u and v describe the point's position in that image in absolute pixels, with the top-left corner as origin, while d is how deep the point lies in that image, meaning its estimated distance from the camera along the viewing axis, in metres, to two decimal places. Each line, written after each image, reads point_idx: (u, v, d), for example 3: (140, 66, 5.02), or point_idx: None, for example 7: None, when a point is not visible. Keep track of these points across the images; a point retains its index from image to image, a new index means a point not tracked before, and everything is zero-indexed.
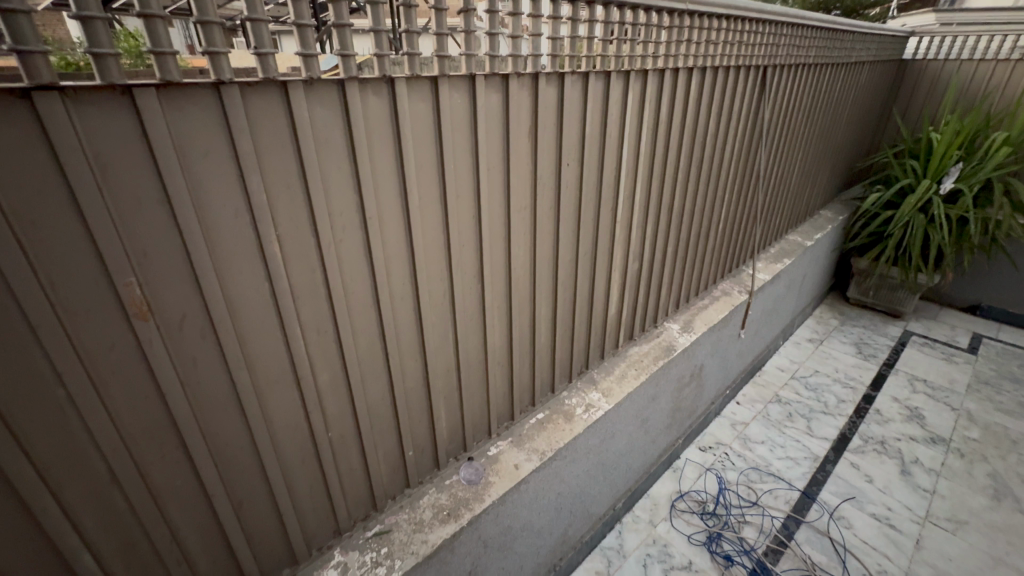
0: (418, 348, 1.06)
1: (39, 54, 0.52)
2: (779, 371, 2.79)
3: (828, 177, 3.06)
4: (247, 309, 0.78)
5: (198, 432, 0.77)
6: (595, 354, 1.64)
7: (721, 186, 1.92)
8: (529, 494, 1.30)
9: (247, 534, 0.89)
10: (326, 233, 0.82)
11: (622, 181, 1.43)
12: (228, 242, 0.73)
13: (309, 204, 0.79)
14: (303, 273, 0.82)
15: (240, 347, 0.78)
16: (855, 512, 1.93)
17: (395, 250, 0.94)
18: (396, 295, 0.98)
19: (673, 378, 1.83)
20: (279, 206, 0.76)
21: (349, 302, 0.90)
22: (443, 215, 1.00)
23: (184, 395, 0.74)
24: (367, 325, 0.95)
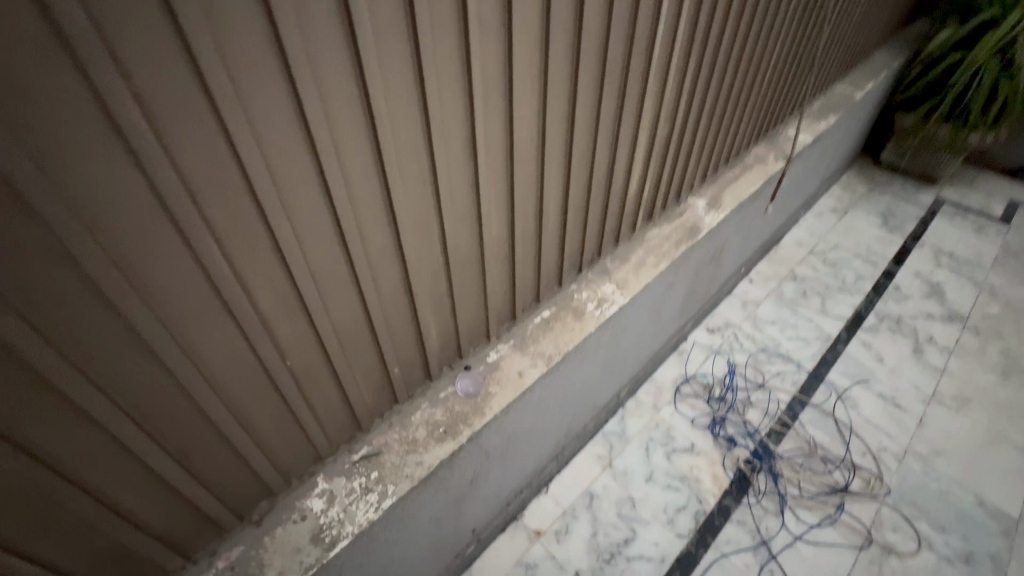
0: (395, 249, 0.82)
1: None
2: (798, 245, 2.58)
3: (894, 8, 2.49)
4: (122, 224, 0.52)
5: (92, 387, 0.57)
6: (610, 240, 1.39)
7: (780, 16, 1.48)
8: (533, 401, 1.18)
9: (202, 481, 0.75)
10: (226, 93, 0.51)
11: (663, 10, 1.04)
12: (50, 116, 0.43)
13: (186, 49, 0.48)
14: (201, 158, 0.54)
15: (123, 272, 0.54)
16: (862, 393, 1.90)
17: (346, 116, 0.63)
18: (356, 182, 0.70)
19: (693, 263, 1.62)
20: (124, 40, 0.44)
21: (286, 195, 0.63)
22: (415, 61, 0.67)
23: (51, 343, 0.52)
24: (319, 226, 0.69)
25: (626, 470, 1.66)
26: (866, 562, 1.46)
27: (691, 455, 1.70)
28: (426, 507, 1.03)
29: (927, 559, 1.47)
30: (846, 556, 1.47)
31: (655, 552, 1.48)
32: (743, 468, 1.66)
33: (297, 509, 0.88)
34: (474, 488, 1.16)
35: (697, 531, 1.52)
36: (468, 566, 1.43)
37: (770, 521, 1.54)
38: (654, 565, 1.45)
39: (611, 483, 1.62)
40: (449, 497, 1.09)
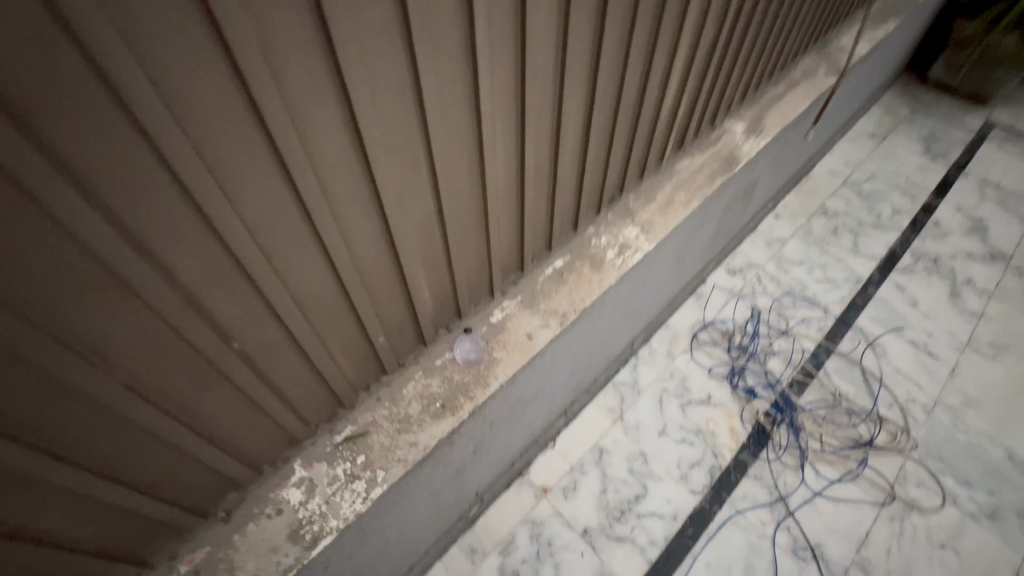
0: (367, 191, 0.62)
1: None
2: (830, 176, 2.34)
3: None
4: None
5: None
6: (634, 172, 1.17)
7: None
8: (543, 365, 1.03)
9: (137, 487, 0.61)
10: None
11: None
12: None
13: None
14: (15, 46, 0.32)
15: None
16: (893, 340, 1.76)
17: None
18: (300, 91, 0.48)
19: (725, 199, 1.41)
20: None
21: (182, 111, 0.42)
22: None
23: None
24: (242, 157, 0.48)
25: (638, 423, 1.56)
26: (887, 519, 1.39)
27: (707, 407, 1.60)
28: (423, 485, 0.91)
29: (951, 515, 1.40)
30: (867, 513, 1.40)
31: (667, 509, 1.41)
32: (763, 421, 1.56)
33: (271, 502, 0.76)
34: (476, 458, 1.05)
35: (712, 487, 1.44)
36: (471, 524, 1.37)
37: (789, 477, 1.46)
38: (665, 522, 1.39)
39: (622, 437, 1.53)
40: (449, 471, 0.97)
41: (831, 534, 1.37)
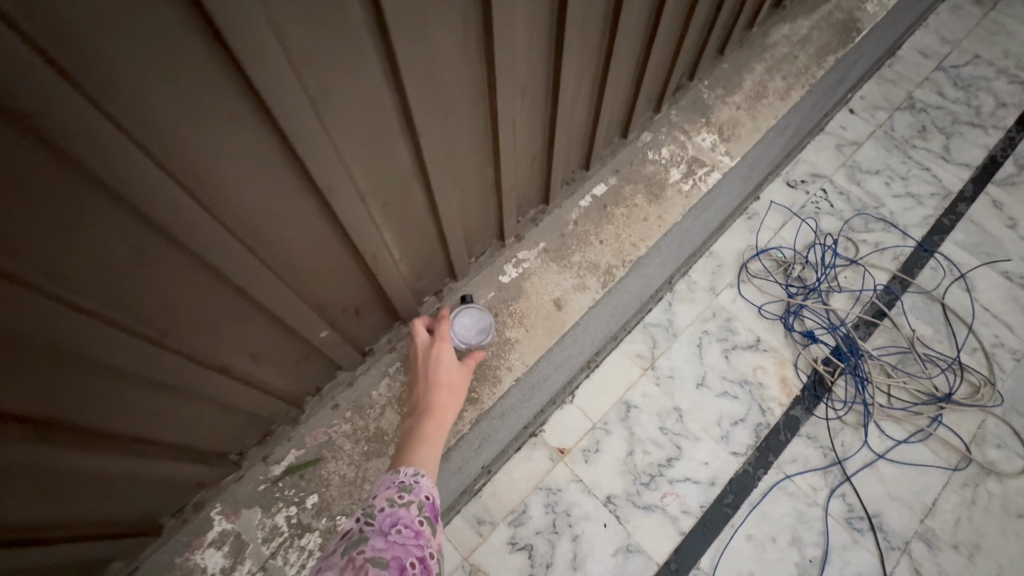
0: (249, 201, 0.46)
1: None
2: (922, 56, 1.85)
3: None
4: None
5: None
6: (712, 52, 0.81)
7: None
8: (573, 337, 0.76)
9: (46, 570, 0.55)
10: None
11: None
12: None
13: None
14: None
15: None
16: (983, 271, 1.45)
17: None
18: (95, 56, 0.31)
19: (823, 87, 1.01)
20: None
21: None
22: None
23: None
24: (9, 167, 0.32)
25: (672, 372, 1.31)
26: (958, 485, 1.20)
27: (755, 353, 1.34)
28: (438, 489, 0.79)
29: None
30: (935, 478, 1.20)
31: (703, 473, 1.21)
32: (821, 371, 1.31)
33: (180, 566, 0.69)
34: (480, 452, 0.80)
35: (757, 448, 1.23)
36: (476, 492, 1.18)
37: (848, 437, 1.24)
38: (701, 488, 1.20)
39: (653, 389, 1.29)
40: (446, 474, 0.73)
41: (892, 501, 1.18)
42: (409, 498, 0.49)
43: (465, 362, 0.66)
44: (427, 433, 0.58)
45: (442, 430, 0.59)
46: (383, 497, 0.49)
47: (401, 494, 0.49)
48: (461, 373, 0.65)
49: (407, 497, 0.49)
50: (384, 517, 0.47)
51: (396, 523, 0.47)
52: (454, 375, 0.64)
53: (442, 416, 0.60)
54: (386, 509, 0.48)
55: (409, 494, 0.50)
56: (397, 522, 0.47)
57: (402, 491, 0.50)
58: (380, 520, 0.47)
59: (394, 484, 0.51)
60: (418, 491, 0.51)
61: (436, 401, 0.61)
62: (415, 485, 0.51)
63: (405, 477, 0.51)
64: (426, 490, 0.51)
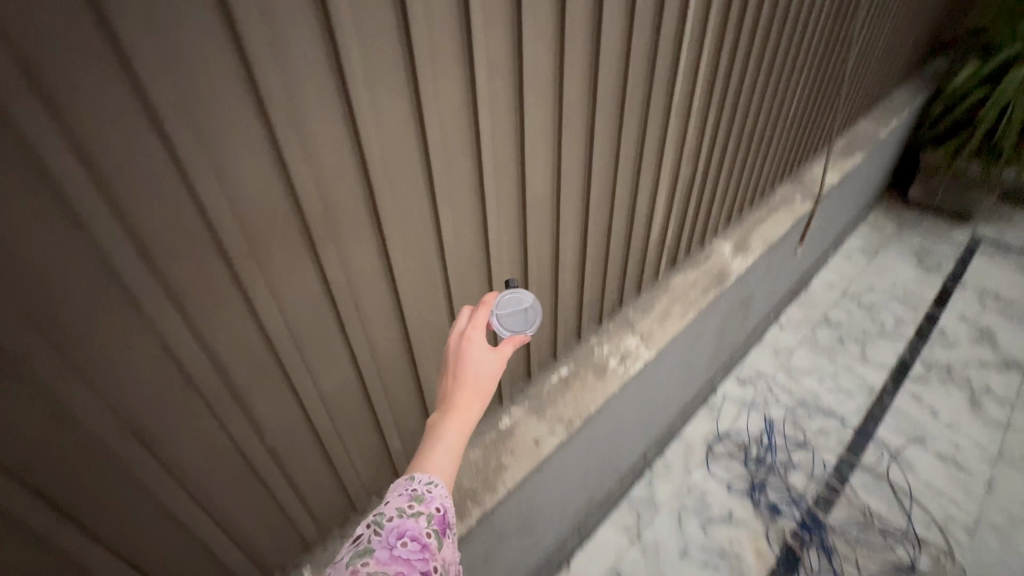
0: (393, 346, 0.80)
1: None
2: (829, 288, 2.45)
3: (910, 48, 2.47)
4: (169, 395, 0.56)
5: (44, 505, 0.51)
6: (631, 289, 1.29)
7: (800, 60, 1.45)
8: (550, 474, 1.06)
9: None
10: (190, 149, 0.46)
11: (681, 55, 0.99)
12: None
13: (143, 102, 0.42)
14: (202, 258, 0.52)
15: (84, 378, 0.49)
16: (917, 452, 1.71)
17: (355, 255, 0.66)
18: (357, 277, 0.68)
19: (722, 311, 1.51)
20: (86, 112, 0.40)
21: (293, 288, 0.61)
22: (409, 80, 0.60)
23: (4, 471, 0.47)
24: (328, 326, 0.68)
25: (657, 545, 1.48)
26: None
27: (729, 526, 1.52)
28: None
29: None
30: None
31: None
32: (790, 542, 1.48)
33: None
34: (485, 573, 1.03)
35: None
36: None
37: None
38: None
39: (640, 559, 1.45)
40: None
41: None
42: (419, 509, 0.54)
43: (496, 353, 0.65)
44: (447, 431, 0.59)
45: (465, 427, 0.60)
46: (394, 504, 0.54)
47: (412, 503, 0.54)
48: (496, 363, 0.64)
49: (416, 507, 0.53)
50: (390, 529, 0.52)
51: (401, 536, 0.52)
52: (487, 366, 0.64)
53: (468, 412, 0.60)
54: (394, 518, 0.52)
55: (419, 504, 0.54)
56: (402, 535, 0.52)
57: (413, 500, 0.54)
58: (387, 531, 0.52)
59: (406, 491, 0.54)
60: (429, 502, 0.54)
61: (460, 397, 0.61)
62: (428, 495, 0.54)
63: (418, 484, 0.55)
64: (440, 500, 0.55)
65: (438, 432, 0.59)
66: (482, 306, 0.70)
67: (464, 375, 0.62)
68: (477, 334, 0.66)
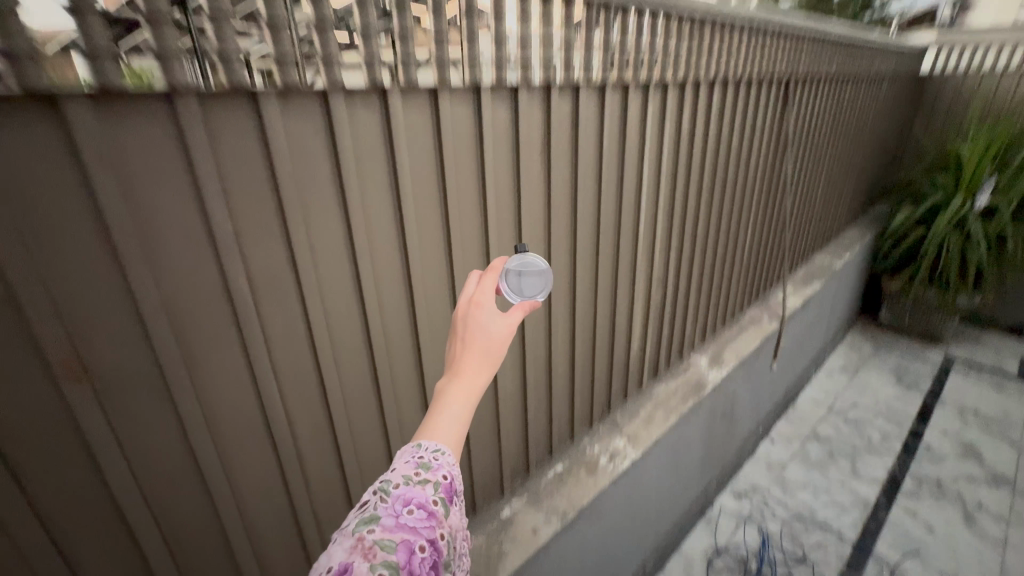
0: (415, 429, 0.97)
1: (24, 61, 0.43)
2: (814, 404, 2.59)
3: (849, 196, 2.95)
4: (256, 454, 0.73)
5: (160, 542, 0.66)
6: (618, 394, 1.48)
7: (744, 208, 1.82)
8: (548, 565, 1.14)
9: None
10: (308, 273, 0.69)
11: (642, 207, 1.31)
12: (186, 284, 0.59)
13: (288, 244, 0.67)
14: (299, 346, 0.73)
15: (211, 434, 0.67)
16: (917, 568, 1.71)
17: (395, 350, 0.88)
18: (395, 367, 0.89)
19: (705, 418, 1.67)
20: (256, 251, 0.64)
21: (351, 373, 0.82)
22: (444, 227, 0.88)
23: (145, 504, 0.63)
24: (370, 407, 0.87)
25: None
26: None
27: None
28: None
29: None
30: None
31: None
32: None
33: None
34: None
35: None
36: None
37: None
38: None
39: None
40: None
41: None
42: (426, 477, 0.53)
43: (503, 322, 0.63)
44: (453, 399, 0.58)
45: (470, 397, 0.59)
46: (401, 472, 0.52)
47: (419, 471, 0.53)
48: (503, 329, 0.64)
49: (423, 476, 0.53)
50: (396, 497, 0.50)
51: (407, 504, 0.50)
52: (493, 334, 0.63)
53: (473, 379, 0.60)
54: (402, 486, 0.51)
55: (427, 472, 0.53)
56: (409, 502, 0.51)
57: (419, 468, 0.53)
58: (394, 499, 0.50)
59: (413, 459, 0.54)
60: (437, 470, 0.53)
61: (464, 364, 0.60)
62: (435, 463, 0.54)
63: (425, 453, 0.54)
64: (446, 468, 0.54)
65: (442, 401, 0.58)
66: (490, 273, 0.68)
67: (469, 342, 0.61)
68: (485, 298, 0.64)
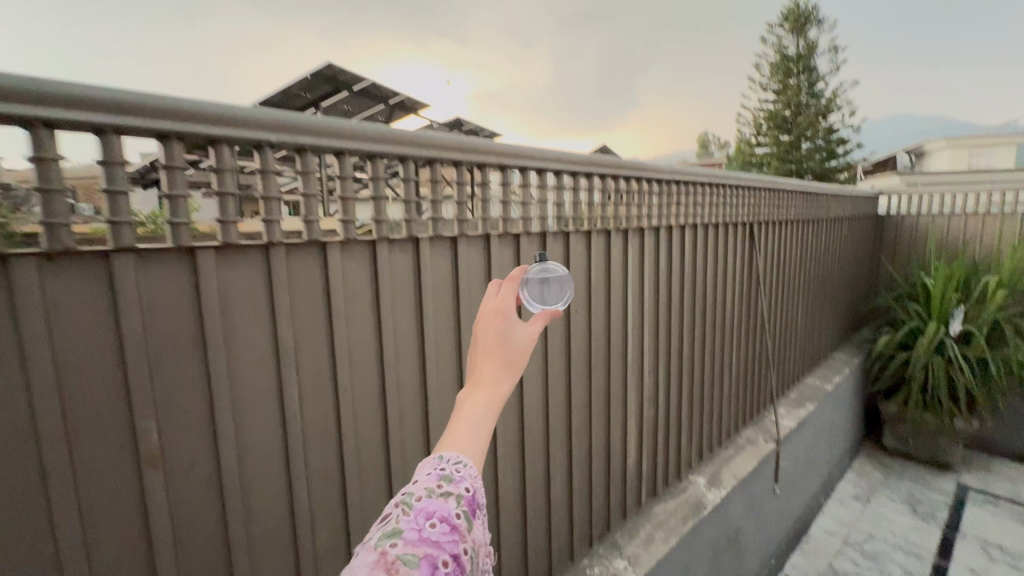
0: None
1: (183, 225, 0.64)
2: (829, 536, 2.49)
3: (832, 322, 3.15)
4: (280, 547, 0.79)
5: None
6: (616, 512, 1.50)
7: (728, 331, 2.00)
8: None
9: None
10: (344, 376, 0.84)
11: (629, 328, 1.48)
12: (249, 383, 0.73)
13: (331, 353, 0.82)
14: (327, 442, 0.84)
15: (245, 523, 0.74)
16: None
17: (409, 452, 0.97)
18: (407, 468, 0.98)
19: (708, 543, 1.65)
20: (306, 358, 0.79)
21: (370, 471, 0.91)
22: (454, 344, 1.05)
23: None
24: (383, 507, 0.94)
25: None
26: None
27: None
28: None
29: None
30: None
31: None
32: None
33: None
34: None
35: None
36: None
37: None
38: None
39: None
40: None
41: None
42: (449, 490, 0.51)
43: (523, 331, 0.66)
44: (474, 410, 0.59)
45: (491, 407, 0.60)
46: (423, 484, 0.51)
47: (441, 483, 0.51)
48: (523, 342, 0.66)
49: (446, 488, 0.51)
50: (418, 510, 0.48)
51: (430, 517, 0.48)
52: (514, 346, 0.65)
53: (493, 389, 0.61)
54: (423, 499, 0.49)
55: (449, 484, 0.51)
56: (431, 516, 0.48)
57: (442, 481, 0.51)
58: (416, 512, 0.48)
59: (436, 471, 0.53)
60: (459, 482, 0.52)
61: (486, 372, 0.62)
62: (457, 475, 0.53)
63: (447, 465, 0.53)
64: (469, 480, 0.53)
65: (464, 412, 0.59)
66: (508, 284, 0.71)
67: (490, 354, 0.63)
68: (504, 310, 0.67)
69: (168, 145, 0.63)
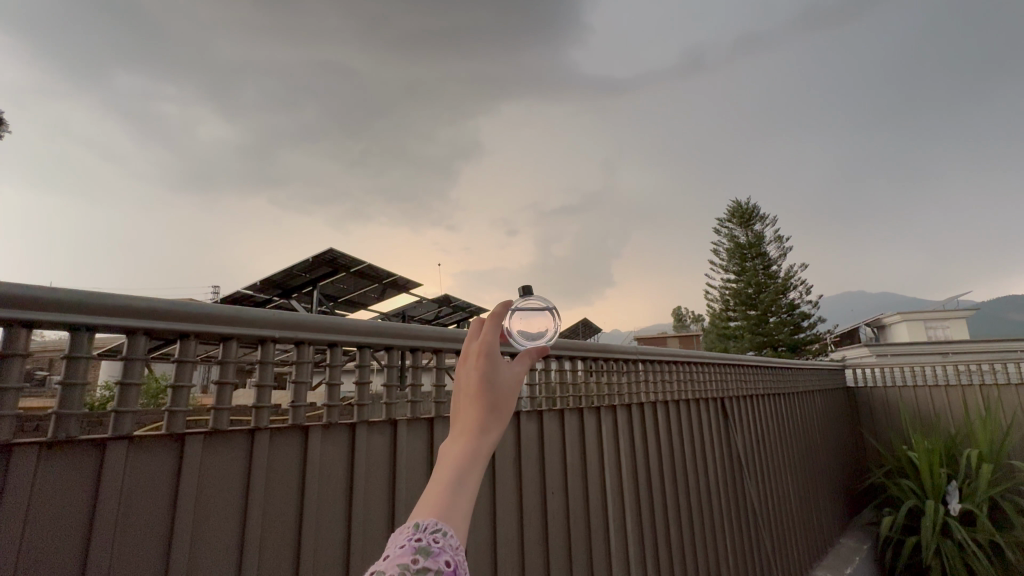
0: None
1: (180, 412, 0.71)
2: None
3: (828, 502, 3.01)
4: None
5: None
6: None
7: (717, 513, 1.91)
8: None
9: None
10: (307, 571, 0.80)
11: (610, 510, 1.43)
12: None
13: (296, 544, 0.80)
14: None
15: None
16: None
17: None
18: None
19: None
20: (270, 550, 0.77)
21: None
22: None
23: None
24: None
25: None
26: None
27: None
28: None
29: None
30: None
31: None
32: None
33: None
34: None
35: None
36: None
37: None
38: None
39: None
40: None
41: None
42: (425, 564, 0.43)
43: (508, 368, 0.56)
44: (452, 463, 0.49)
45: (477, 459, 0.50)
46: (395, 561, 0.43)
47: (417, 558, 0.43)
48: (514, 375, 0.56)
49: (422, 562, 0.43)
50: None
51: None
52: (505, 381, 0.54)
53: (477, 435, 0.51)
54: None
55: (426, 558, 0.43)
56: None
57: (418, 553, 0.43)
58: None
59: (410, 542, 0.44)
60: (438, 555, 0.43)
61: (465, 419, 0.52)
62: (435, 546, 0.44)
63: (424, 533, 0.45)
64: (450, 552, 0.44)
65: (444, 465, 0.49)
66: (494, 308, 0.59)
67: (475, 391, 0.53)
68: (492, 337, 0.56)
69: (185, 343, 0.72)
